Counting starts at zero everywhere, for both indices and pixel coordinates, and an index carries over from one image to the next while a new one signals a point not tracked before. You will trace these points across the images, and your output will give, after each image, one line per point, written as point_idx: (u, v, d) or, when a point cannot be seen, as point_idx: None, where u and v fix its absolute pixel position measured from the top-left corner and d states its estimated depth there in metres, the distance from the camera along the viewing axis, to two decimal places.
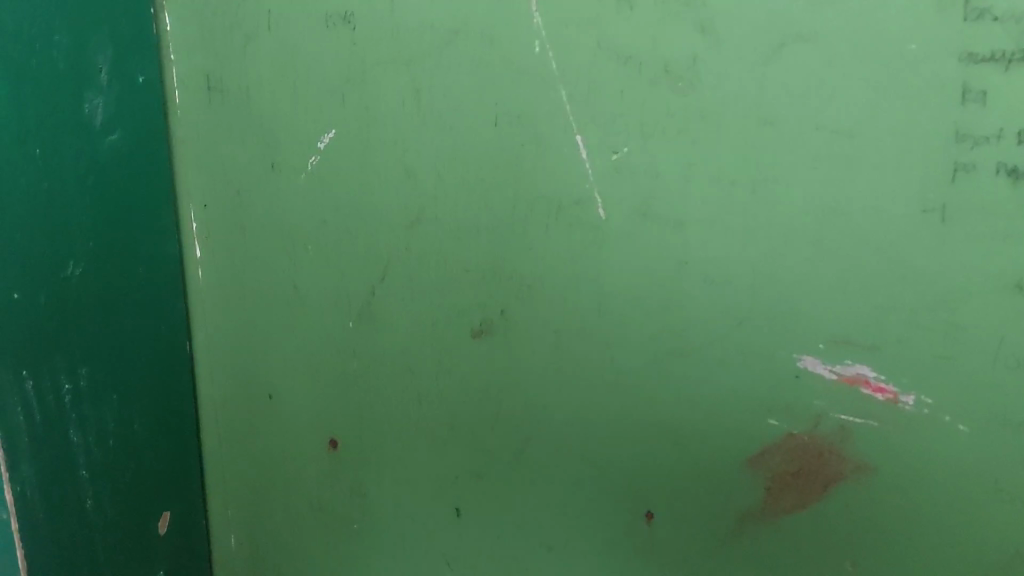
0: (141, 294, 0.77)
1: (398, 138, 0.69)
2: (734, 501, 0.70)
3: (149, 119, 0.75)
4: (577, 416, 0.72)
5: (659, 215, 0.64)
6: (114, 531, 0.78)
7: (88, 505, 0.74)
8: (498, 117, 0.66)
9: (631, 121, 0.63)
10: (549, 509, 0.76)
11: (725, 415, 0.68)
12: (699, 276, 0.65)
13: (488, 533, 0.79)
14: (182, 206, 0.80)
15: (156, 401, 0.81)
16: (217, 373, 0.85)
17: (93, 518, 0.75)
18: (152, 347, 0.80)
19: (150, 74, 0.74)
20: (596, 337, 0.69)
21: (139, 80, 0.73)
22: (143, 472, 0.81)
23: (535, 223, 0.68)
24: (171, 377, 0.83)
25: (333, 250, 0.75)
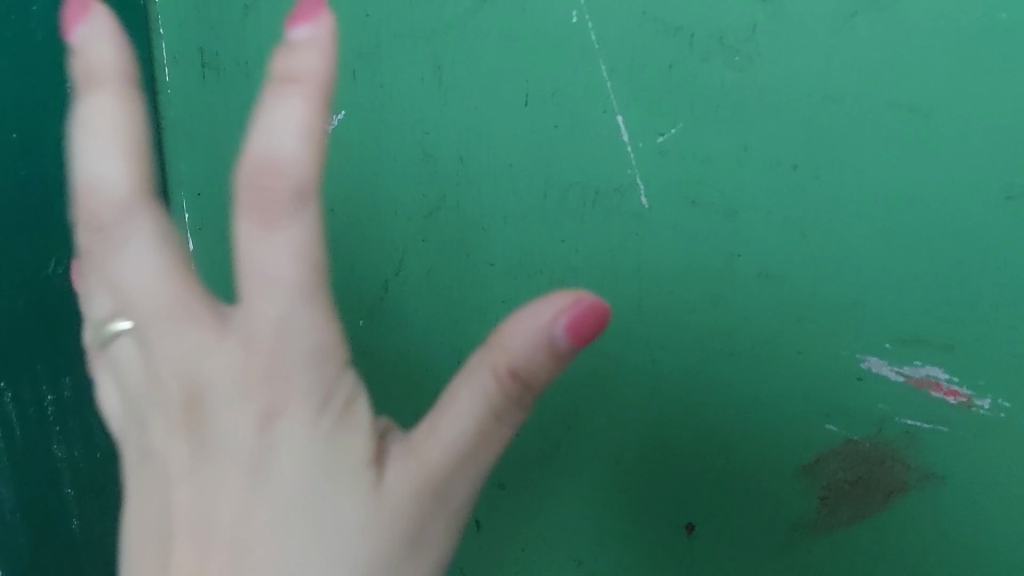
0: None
1: (417, 117, 0.63)
2: (787, 514, 0.64)
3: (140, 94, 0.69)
4: (614, 416, 0.66)
5: (710, 203, 0.59)
6: (99, 554, 0.70)
7: (76, 525, 0.67)
8: (530, 94, 0.60)
9: (680, 100, 0.57)
10: (584, 518, 0.70)
11: (782, 419, 0.62)
12: (755, 268, 0.59)
13: (516, 540, 0.73)
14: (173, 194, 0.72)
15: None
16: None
17: (82, 538, 0.67)
18: None
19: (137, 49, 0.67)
20: (639, 335, 0.63)
21: (131, 56, 0.67)
22: None
23: (571, 211, 0.62)
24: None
25: (377, 247, 0.67)
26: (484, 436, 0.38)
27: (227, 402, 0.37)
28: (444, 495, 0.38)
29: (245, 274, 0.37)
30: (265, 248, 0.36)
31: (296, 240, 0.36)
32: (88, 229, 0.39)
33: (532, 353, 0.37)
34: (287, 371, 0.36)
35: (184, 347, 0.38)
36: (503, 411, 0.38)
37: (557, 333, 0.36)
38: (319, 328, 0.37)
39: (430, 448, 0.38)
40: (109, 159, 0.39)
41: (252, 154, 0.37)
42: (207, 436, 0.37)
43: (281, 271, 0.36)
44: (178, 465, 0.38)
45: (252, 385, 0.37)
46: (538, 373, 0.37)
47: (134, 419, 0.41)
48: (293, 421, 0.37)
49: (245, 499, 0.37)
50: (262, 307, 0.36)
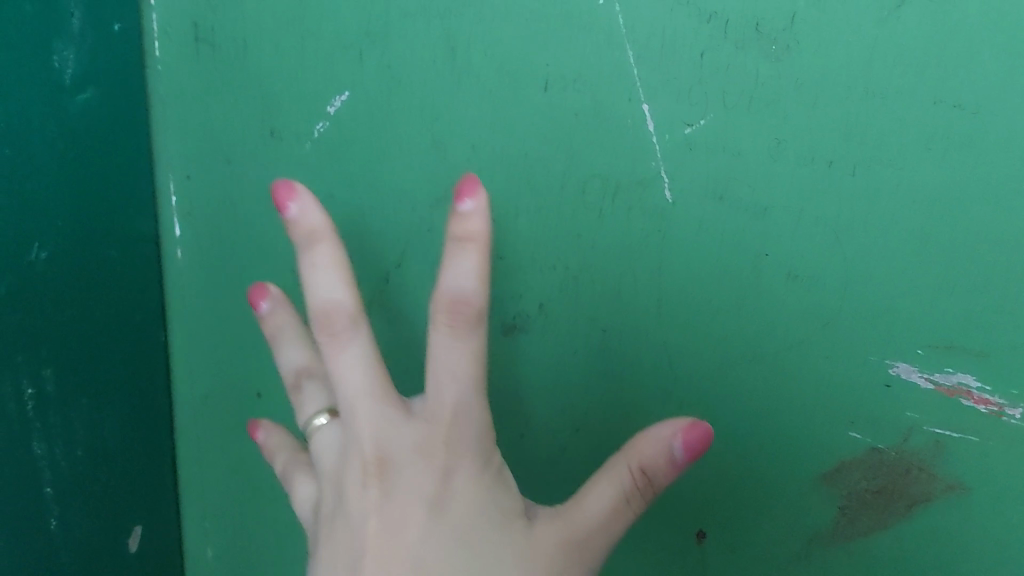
0: (117, 280, 0.67)
1: (426, 102, 0.60)
2: (805, 525, 0.62)
3: (130, 70, 0.64)
4: (621, 418, 0.64)
5: (737, 199, 0.56)
6: (74, 548, 0.68)
7: (52, 525, 0.65)
8: (550, 80, 0.56)
9: (712, 89, 0.54)
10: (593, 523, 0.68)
11: (803, 426, 0.60)
12: (782, 269, 0.57)
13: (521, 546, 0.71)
14: (161, 176, 0.69)
15: (138, 396, 0.72)
16: (197, 367, 0.75)
17: (54, 535, 0.65)
18: (137, 338, 0.71)
19: (127, 20, 0.63)
20: (656, 335, 0.61)
21: (117, 28, 0.62)
22: (120, 474, 0.72)
23: (589, 205, 0.59)
24: (148, 374, 0.73)
25: (381, 235, 0.65)
26: (612, 511, 0.48)
27: (413, 458, 0.47)
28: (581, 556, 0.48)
29: (432, 373, 0.47)
30: (454, 352, 0.47)
31: (461, 352, 0.47)
32: (318, 335, 0.49)
33: (656, 457, 0.46)
34: (462, 436, 0.47)
35: (376, 420, 0.48)
36: (630, 494, 0.47)
37: (675, 456, 0.46)
38: (477, 419, 0.47)
39: (577, 518, 0.48)
40: (332, 287, 0.49)
41: (443, 287, 0.47)
42: (398, 487, 0.47)
43: (458, 368, 0.47)
44: (370, 509, 0.47)
45: (433, 448, 0.47)
46: (659, 474, 0.47)
47: (331, 482, 0.51)
48: (467, 473, 0.47)
49: (426, 535, 0.46)
50: (445, 392, 0.47)
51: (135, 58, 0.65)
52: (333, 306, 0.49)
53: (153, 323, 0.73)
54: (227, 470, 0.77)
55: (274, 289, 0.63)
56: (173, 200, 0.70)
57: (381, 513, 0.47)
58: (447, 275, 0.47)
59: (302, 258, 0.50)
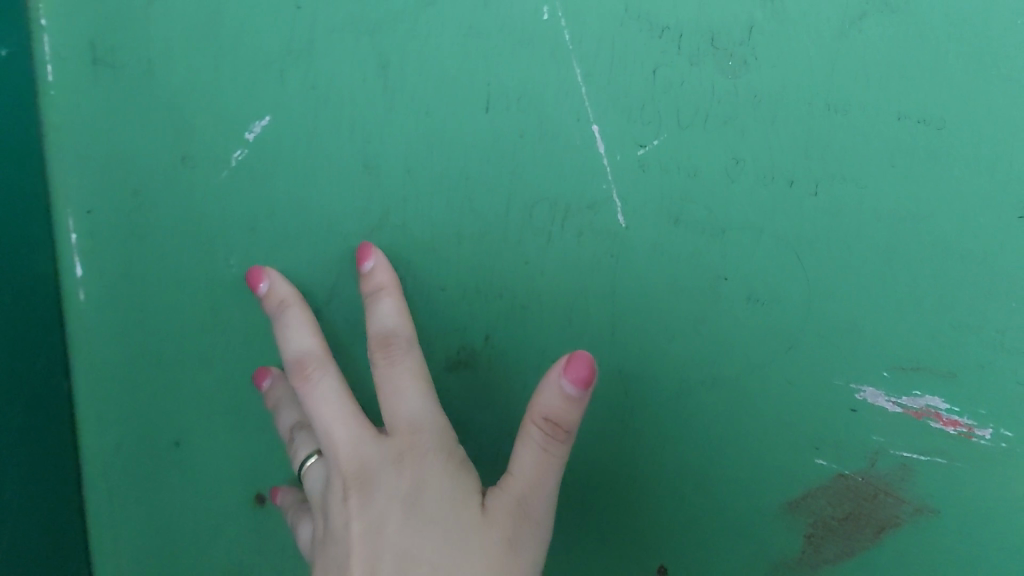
0: (14, 336, 0.60)
1: (357, 124, 0.55)
2: (768, 551, 0.61)
3: (22, 98, 0.57)
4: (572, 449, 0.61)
5: (694, 221, 0.53)
6: None
7: None
8: (491, 98, 0.53)
9: (664, 107, 0.50)
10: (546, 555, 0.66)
11: (765, 452, 0.58)
12: (743, 293, 0.54)
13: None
14: (60, 213, 0.62)
15: (40, 456, 0.65)
16: (108, 415, 0.68)
17: None
18: (39, 391, 0.64)
19: (11, 46, 0.55)
20: (608, 365, 0.58)
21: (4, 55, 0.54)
22: (25, 541, 0.65)
23: (536, 230, 0.55)
24: (51, 431, 0.66)
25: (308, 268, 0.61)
26: (540, 464, 0.51)
27: (384, 467, 0.52)
28: (528, 513, 0.51)
29: (388, 390, 0.55)
30: (399, 367, 0.55)
31: (410, 366, 0.55)
32: (293, 380, 0.56)
33: (557, 402, 0.49)
34: (421, 434, 0.53)
35: (348, 436, 0.53)
36: (547, 444, 0.50)
37: (574, 396, 0.49)
38: (432, 422, 0.54)
39: (518, 484, 0.51)
40: (302, 338, 0.57)
41: (374, 328, 0.57)
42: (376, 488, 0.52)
43: (408, 382, 0.55)
44: (354, 517, 0.52)
45: (401, 447, 0.53)
46: (565, 416, 0.49)
47: (319, 509, 0.55)
48: (431, 471, 0.52)
49: (404, 531, 0.50)
50: (402, 401, 0.54)
51: (26, 85, 0.57)
52: (308, 352, 0.57)
53: (54, 375, 0.65)
54: (145, 518, 0.72)
55: (273, 368, 0.64)
56: (71, 237, 0.62)
57: (364, 515, 0.51)
58: (376, 315, 0.57)
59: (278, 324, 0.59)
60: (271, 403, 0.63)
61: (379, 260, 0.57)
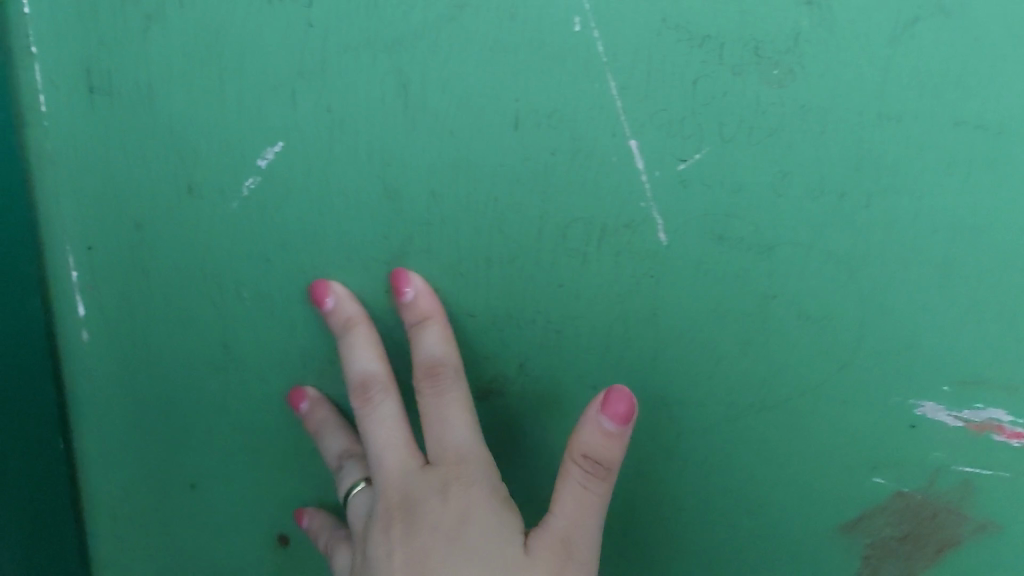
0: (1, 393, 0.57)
1: (376, 147, 0.52)
2: (822, 566, 0.59)
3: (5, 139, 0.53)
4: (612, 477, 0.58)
5: (741, 238, 0.50)
6: None
7: None
8: (520, 116, 0.50)
9: (707, 120, 0.47)
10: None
11: (818, 472, 0.55)
12: (794, 310, 0.51)
13: None
14: (60, 248, 0.58)
15: (37, 502, 0.62)
16: (120, 456, 0.66)
17: None
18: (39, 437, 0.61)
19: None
20: (650, 389, 0.55)
21: None
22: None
23: (571, 252, 0.52)
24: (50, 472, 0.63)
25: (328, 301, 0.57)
26: (580, 500, 0.50)
27: (428, 497, 0.51)
28: (572, 551, 0.50)
29: (435, 420, 0.54)
30: (448, 397, 0.54)
31: (456, 396, 0.54)
32: (353, 402, 0.56)
33: (597, 438, 0.49)
34: (469, 465, 0.53)
35: (399, 468, 0.54)
36: (588, 481, 0.50)
37: (615, 430, 0.49)
38: (478, 454, 0.53)
39: (561, 523, 0.50)
40: (367, 358, 0.56)
41: (421, 353, 0.54)
42: (417, 520, 0.51)
43: (455, 412, 0.54)
44: (397, 549, 0.50)
45: (446, 477, 0.52)
46: (607, 450, 0.49)
47: (360, 539, 0.55)
48: (476, 501, 0.51)
49: (449, 563, 0.48)
50: (450, 430, 0.53)
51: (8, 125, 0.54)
52: (371, 375, 0.56)
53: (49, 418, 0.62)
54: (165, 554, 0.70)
55: (313, 390, 0.61)
56: (75, 275, 0.59)
57: (406, 549, 0.50)
58: (420, 339, 0.54)
59: (340, 341, 0.56)
60: (312, 429, 0.60)
61: (417, 285, 0.54)
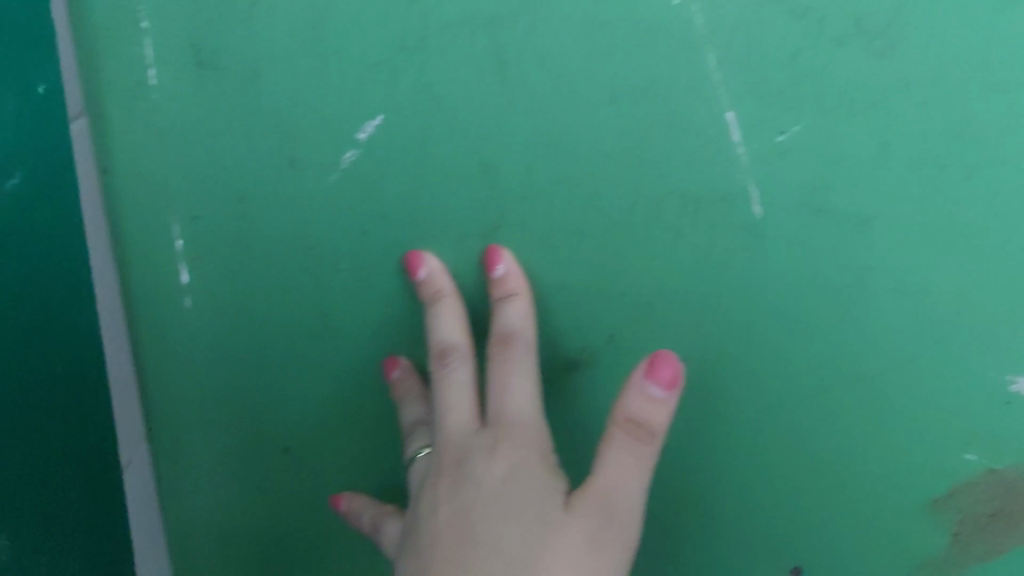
0: (87, 356, 0.60)
1: (473, 121, 0.53)
2: (908, 547, 0.59)
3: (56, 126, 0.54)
4: (699, 452, 0.59)
5: (838, 211, 0.50)
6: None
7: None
8: (616, 90, 0.50)
9: (806, 93, 0.48)
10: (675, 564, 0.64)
11: (910, 449, 0.55)
12: (889, 284, 0.51)
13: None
14: (167, 219, 0.60)
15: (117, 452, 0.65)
16: (216, 424, 0.67)
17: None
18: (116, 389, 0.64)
19: (51, 82, 0.53)
20: (742, 364, 0.55)
21: (43, 89, 0.53)
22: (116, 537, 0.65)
23: (664, 225, 0.53)
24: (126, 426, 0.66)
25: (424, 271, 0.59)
26: (626, 466, 0.52)
27: (484, 452, 0.52)
28: (615, 512, 0.51)
29: (500, 384, 0.55)
30: (515, 368, 0.55)
31: (525, 364, 0.55)
32: (431, 365, 0.57)
33: (644, 401, 0.53)
34: (524, 431, 0.53)
35: (460, 427, 0.55)
36: (634, 445, 0.53)
37: (661, 396, 0.54)
38: (537, 423, 0.54)
39: (607, 485, 0.51)
40: (450, 329, 0.57)
41: (499, 322, 0.56)
42: (466, 475, 0.51)
43: (522, 381, 0.55)
44: (447, 499, 0.51)
45: (502, 439, 0.53)
46: (653, 416, 0.53)
47: (413, 495, 0.55)
48: (529, 461, 0.52)
49: (496, 511, 0.49)
50: (515, 396, 0.55)
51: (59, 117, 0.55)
52: (450, 345, 0.57)
53: (126, 380, 0.65)
54: (257, 530, 0.71)
55: (405, 361, 0.62)
56: (178, 244, 0.61)
57: (452, 498, 0.50)
58: (502, 314, 0.55)
59: (426, 311, 0.58)
60: (396, 395, 0.61)
61: (510, 264, 0.56)
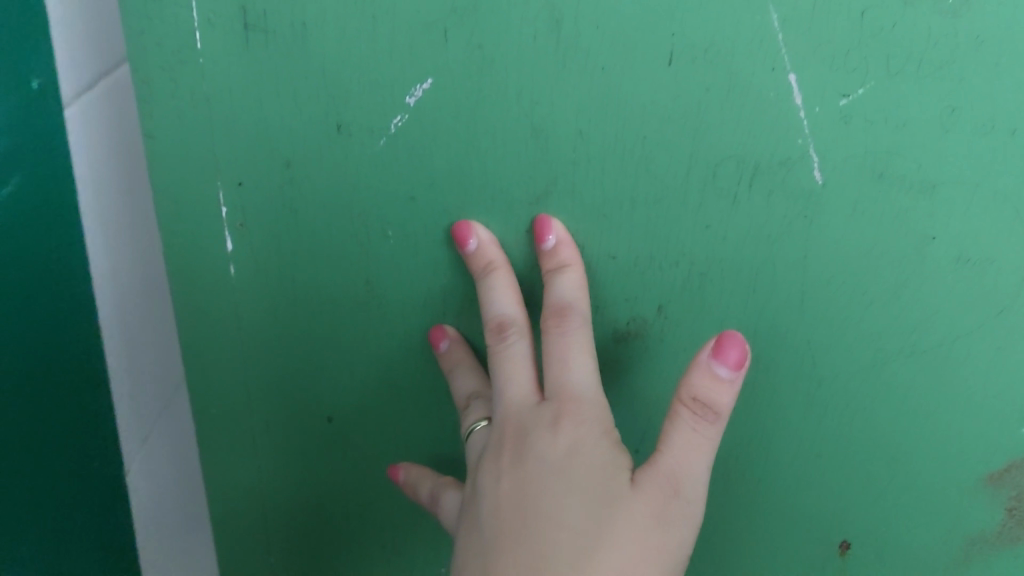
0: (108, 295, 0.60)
1: (526, 84, 0.52)
2: (958, 506, 0.60)
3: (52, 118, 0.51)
4: (748, 421, 0.58)
5: (902, 177, 0.49)
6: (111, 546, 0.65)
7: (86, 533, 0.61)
8: (675, 51, 0.49)
9: (872, 52, 0.47)
10: (721, 531, 0.64)
11: (966, 421, 0.56)
12: (953, 252, 0.50)
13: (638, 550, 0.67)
14: (213, 186, 0.59)
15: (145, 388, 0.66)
16: (260, 392, 0.67)
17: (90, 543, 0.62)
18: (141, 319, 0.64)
19: (46, 74, 0.49)
20: (796, 335, 0.55)
21: (37, 84, 0.48)
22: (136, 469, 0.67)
23: (721, 191, 0.52)
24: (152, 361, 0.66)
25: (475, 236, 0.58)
26: (688, 445, 0.52)
27: (544, 428, 0.52)
28: (676, 491, 0.51)
29: (559, 357, 0.54)
30: (572, 342, 0.54)
31: (582, 337, 0.54)
32: (488, 339, 0.57)
33: (709, 381, 0.52)
34: (585, 405, 0.53)
35: (518, 400, 0.54)
36: (697, 424, 0.52)
37: (727, 376, 0.52)
38: (596, 396, 0.54)
39: (669, 464, 0.52)
40: (506, 303, 0.56)
41: (552, 293, 0.55)
42: (528, 451, 0.51)
43: (582, 355, 0.54)
44: (506, 475, 0.51)
45: (564, 415, 0.52)
46: (720, 397, 0.52)
47: (471, 466, 0.55)
48: (591, 438, 0.52)
49: (557, 491, 0.49)
50: (574, 369, 0.54)
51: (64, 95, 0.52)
52: (506, 318, 0.56)
53: (152, 316, 0.65)
54: (304, 489, 0.72)
55: (451, 330, 0.62)
56: (223, 211, 0.60)
57: (513, 475, 0.51)
58: (554, 286, 0.54)
59: (478, 282, 0.57)
60: (447, 366, 0.61)
61: (560, 232, 0.55)
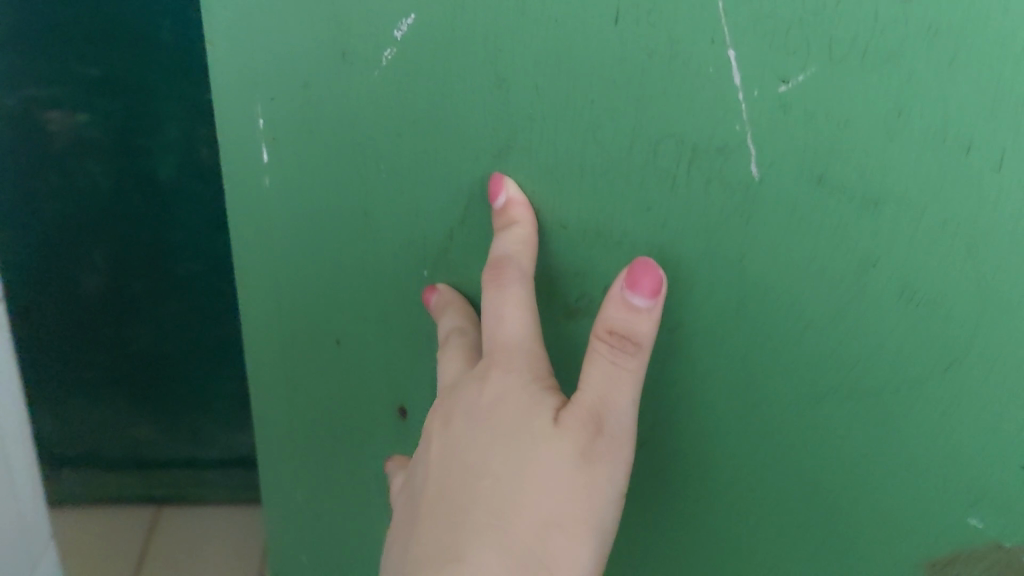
0: None
1: (485, 36, 0.46)
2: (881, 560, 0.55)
3: None
4: (677, 414, 0.55)
5: (842, 184, 0.43)
6: None
7: None
8: (621, 12, 0.43)
9: (815, 35, 0.40)
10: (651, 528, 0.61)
11: (904, 481, 0.51)
12: (896, 286, 0.45)
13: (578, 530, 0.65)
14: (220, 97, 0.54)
15: None
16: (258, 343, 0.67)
17: None
18: None
19: None
20: (730, 347, 0.50)
21: None
22: None
23: (661, 172, 0.47)
24: None
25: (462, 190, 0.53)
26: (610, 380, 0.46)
27: (475, 393, 0.49)
28: (603, 427, 0.46)
29: (490, 311, 0.50)
30: (508, 299, 0.49)
31: (519, 297, 0.50)
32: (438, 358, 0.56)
33: (623, 312, 0.46)
34: (515, 358, 0.49)
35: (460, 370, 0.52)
36: (618, 359, 0.46)
37: (642, 306, 0.46)
38: (533, 347, 0.50)
39: (591, 397, 0.46)
40: (446, 321, 0.56)
41: (496, 247, 0.50)
42: (459, 415, 0.49)
43: (517, 309, 0.49)
44: (438, 441, 0.49)
45: (492, 367, 0.49)
46: (635, 327, 0.46)
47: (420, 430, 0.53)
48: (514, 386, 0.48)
49: (474, 454, 0.47)
50: (506, 322, 0.49)
51: None
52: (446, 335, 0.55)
53: None
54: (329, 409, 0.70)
55: None
56: (259, 122, 0.54)
57: (443, 443, 0.49)
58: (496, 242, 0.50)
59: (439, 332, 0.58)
60: None
61: (512, 192, 0.50)
